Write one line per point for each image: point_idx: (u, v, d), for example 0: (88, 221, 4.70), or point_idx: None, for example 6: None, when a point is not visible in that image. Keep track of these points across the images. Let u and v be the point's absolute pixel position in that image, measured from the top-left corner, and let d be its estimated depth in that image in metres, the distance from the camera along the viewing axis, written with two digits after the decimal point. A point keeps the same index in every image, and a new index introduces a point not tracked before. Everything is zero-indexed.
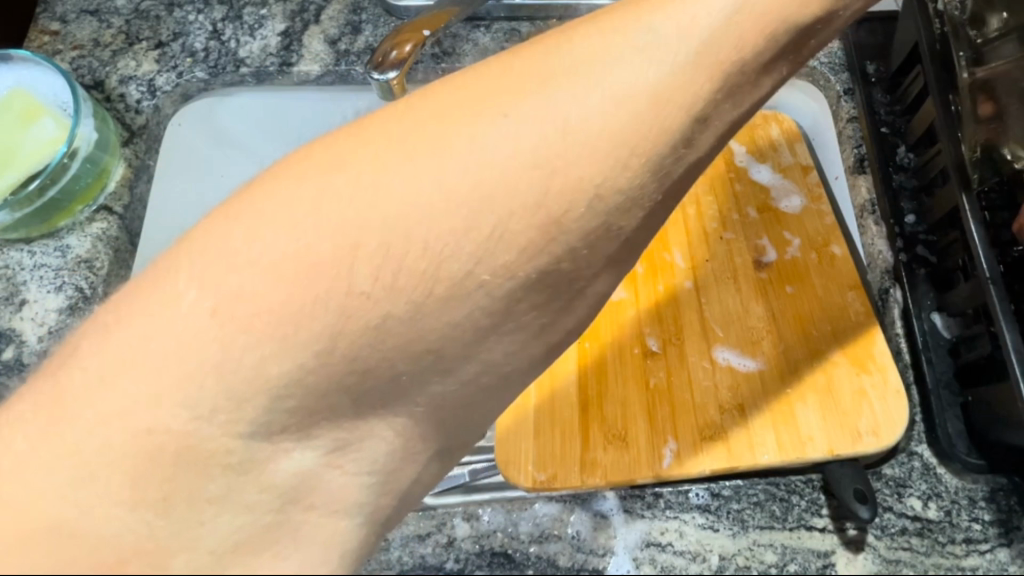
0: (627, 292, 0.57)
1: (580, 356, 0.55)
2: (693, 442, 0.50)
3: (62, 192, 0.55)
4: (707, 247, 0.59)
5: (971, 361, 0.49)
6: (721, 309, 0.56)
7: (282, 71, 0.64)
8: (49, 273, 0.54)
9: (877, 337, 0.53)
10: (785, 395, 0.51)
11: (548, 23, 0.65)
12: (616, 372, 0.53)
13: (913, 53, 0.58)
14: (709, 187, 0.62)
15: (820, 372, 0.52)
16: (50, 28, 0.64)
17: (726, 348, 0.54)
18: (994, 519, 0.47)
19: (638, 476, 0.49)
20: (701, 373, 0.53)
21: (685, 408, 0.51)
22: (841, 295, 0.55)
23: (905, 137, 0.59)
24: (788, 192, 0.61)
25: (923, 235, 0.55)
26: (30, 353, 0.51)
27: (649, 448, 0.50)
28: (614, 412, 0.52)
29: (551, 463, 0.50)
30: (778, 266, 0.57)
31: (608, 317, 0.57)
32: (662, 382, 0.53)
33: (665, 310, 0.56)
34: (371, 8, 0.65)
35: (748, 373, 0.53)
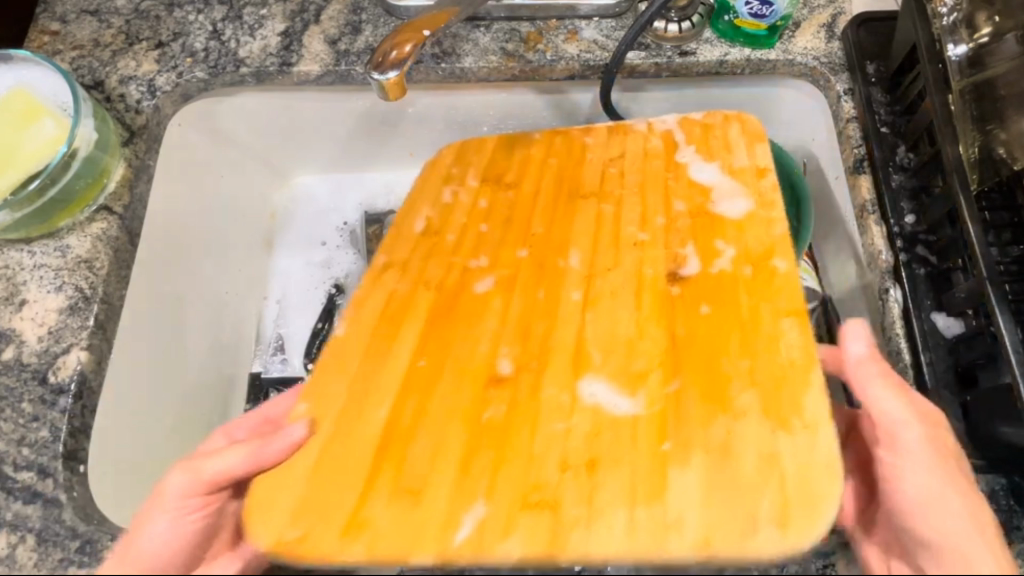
0: (497, 300, 0.51)
1: (409, 376, 0.48)
2: (506, 512, 0.41)
3: (62, 192, 0.54)
4: (631, 252, 0.52)
5: (970, 362, 0.50)
6: (603, 326, 0.48)
7: (282, 71, 0.64)
8: (49, 272, 0.55)
9: (810, 384, 0.44)
10: (654, 447, 0.42)
11: (548, 22, 0.65)
12: (445, 402, 0.46)
13: (913, 54, 0.57)
14: (637, 189, 0.56)
15: (698, 408, 0.43)
16: (49, 27, 0.65)
17: (597, 381, 0.46)
18: (994, 519, 0.47)
19: (416, 552, 0.40)
20: (554, 409, 0.45)
21: (520, 452, 0.43)
22: (775, 322, 0.47)
23: (905, 137, 0.59)
24: (735, 198, 0.54)
25: (923, 235, 0.55)
26: (29, 352, 0.52)
27: (446, 516, 0.41)
28: (419, 458, 0.44)
29: (325, 496, 0.43)
30: (695, 280, 0.50)
31: (465, 327, 0.50)
32: (493, 421, 0.45)
33: (549, 356, 0.47)
34: (372, 9, 0.66)
35: (615, 417, 0.44)
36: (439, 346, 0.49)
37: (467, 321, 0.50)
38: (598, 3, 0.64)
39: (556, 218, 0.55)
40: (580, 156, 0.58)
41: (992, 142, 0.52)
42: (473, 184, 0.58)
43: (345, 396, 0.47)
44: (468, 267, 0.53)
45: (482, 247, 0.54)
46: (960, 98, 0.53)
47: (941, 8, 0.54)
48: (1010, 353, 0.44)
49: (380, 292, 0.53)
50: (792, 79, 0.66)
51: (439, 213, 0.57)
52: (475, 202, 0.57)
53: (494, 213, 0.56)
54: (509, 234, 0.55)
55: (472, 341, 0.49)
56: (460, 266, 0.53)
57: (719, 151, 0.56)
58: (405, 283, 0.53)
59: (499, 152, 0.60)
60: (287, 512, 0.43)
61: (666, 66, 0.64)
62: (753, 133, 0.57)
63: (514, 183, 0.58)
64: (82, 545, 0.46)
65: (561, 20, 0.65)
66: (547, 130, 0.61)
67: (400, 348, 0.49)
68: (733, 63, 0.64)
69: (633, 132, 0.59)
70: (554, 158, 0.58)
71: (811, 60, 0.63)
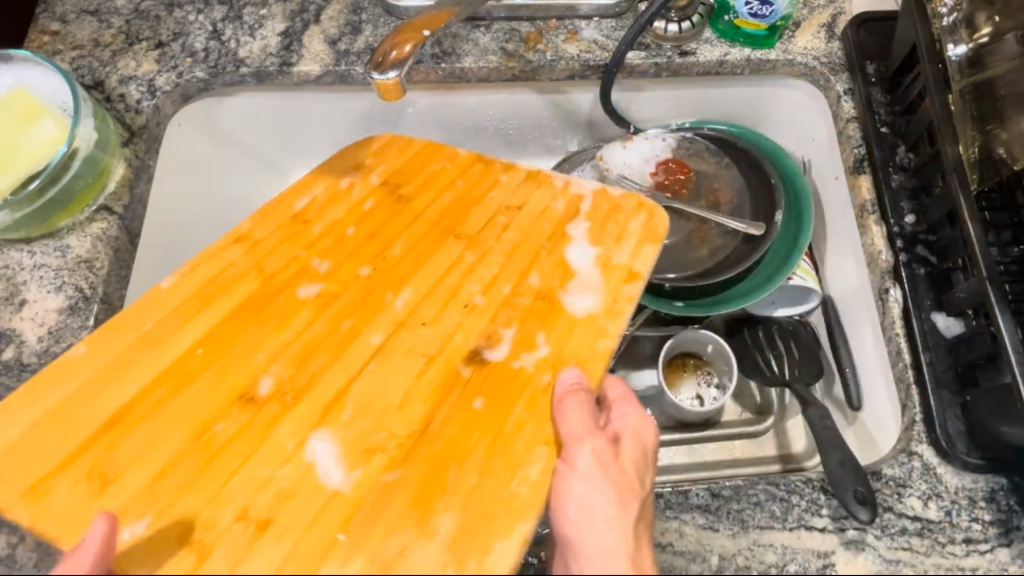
0: (305, 313, 0.47)
1: (179, 362, 0.44)
2: (123, 505, 0.39)
3: (62, 192, 0.54)
4: (449, 353, 0.45)
5: (969, 362, 0.50)
6: (398, 381, 0.44)
7: (282, 71, 0.64)
8: (49, 273, 0.55)
9: (511, 528, 0.38)
10: (330, 532, 0.38)
11: (548, 22, 0.65)
12: (181, 404, 0.43)
13: (913, 54, 0.57)
14: (507, 254, 0.50)
15: (467, 484, 0.40)
16: (50, 28, 0.65)
17: (326, 438, 0.42)
18: (995, 519, 0.47)
19: (72, 532, 0.39)
20: (270, 453, 0.41)
21: (204, 489, 0.39)
22: (527, 447, 0.41)
23: (906, 137, 0.59)
24: (584, 289, 0.48)
25: (923, 235, 0.55)
26: (29, 353, 0.52)
27: (118, 516, 0.39)
28: (131, 448, 0.41)
29: (26, 473, 0.41)
30: (494, 370, 0.45)
31: (267, 323, 0.46)
32: (221, 437, 0.42)
33: (339, 405, 0.43)
34: (371, 9, 0.66)
35: (318, 484, 0.40)
36: (218, 375, 0.44)
37: (260, 320, 0.46)
38: (598, 3, 0.64)
39: (416, 250, 0.50)
40: (485, 179, 0.54)
41: (993, 142, 0.52)
42: (373, 182, 0.54)
43: (96, 370, 0.44)
44: (307, 266, 0.49)
45: (333, 251, 0.50)
46: (959, 98, 0.53)
47: (941, 9, 0.54)
48: (1010, 353, 0.44)
49: (209, 264, 0.48)
50: (792, 79, 0.66)
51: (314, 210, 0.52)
52: (360, 203, 0.52)
53: (372, 218, 0.52)
54: (366, 246, 0.50)
55: (267, 401, 0.43)
56: (301, 264, 0.49)
57: (608, 241, 0.51)
58: (244, 262, 0.49)
59: (418, 159, 0.56)
60: (70, 484, 0.40)
61: (666, 66, 0.64)
62: (647, 232, 0.51)
63: (409, 196, 0.53)
64: None
65: (561, 20, 0.65)
66: (474, 151, 0.56)
67: (183, 331, 0.45)
68: (733, 63, 0.64)
69: (548, 184, 0.54)
70: (462, 180, 0.54)
71: (811, 60, 0.63)
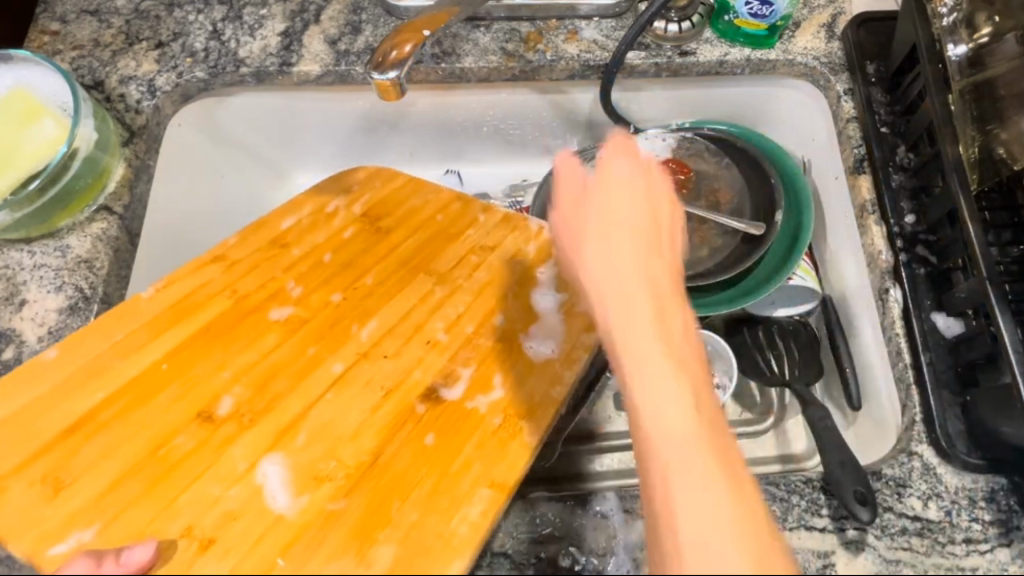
0: (272, 337, 0.47)
1: (143, 378, 0.45)
2: (65, 519, 0.40)
3: (62, 192, 0.55)
4: (410, 388, 0.46)
5: (969, 362, 0.50)
6: (354, 412, 0.44)
7: (282, 71, 0.64)
8: (49, 272, 0.55)
9: (450, 560, 0.38)
10: (272, 555, 0.38)
11: (548, 22, 0.65)
12: (144, 418, 0.43)
13: (913, 54, 0.57)
14: (472, 296, 0.51)
15: (407, 520, 0.39)
16: (50, 28, 0.65)
17: (275, 464, 0.42)
18: (995, 519, 0.47)
19: (18, 537, 0.39)
20: (221, 474, 0.41)
21: (158, 499, 0.40)
22: (472, 486, 0.41)
23: (906, 137, 0.59)
24: (543, 336, 0.49)
25: (923, 235, 0.55)
26: (29, 352, 0.52)
27: (62, 524, 0.39)
28: (87, 456, 0.42)
29: None
30: (448, 408, 0.45)
31: (233, 345, 0.47)
32: (177, 452, 0.42)
33: (296, 433, 0.43)
34: (371, 9, 0.66)
35: (265, 508, 0.40)
36: (184, 395, 0.44)
37: (226, 342, 0.47)
38: (598, 3, 0.64)
39: (387, 283, 0.51)
40: (461, 223, 0.56)
41: (993, 142, 0.52)
42: (355, 212, 0.55)
43: (68, 372, 0.44)
44: (281, 289, 0.50)
45: (305, 278, 0.51)
46: (959, 99, 0.53)
47: (941, 8, 0.54)
48: (1010, 353, 0.44)
49: (185, 281, 0.49)
50: (792, 79, 0.66)
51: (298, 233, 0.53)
52: (337, 233, 0.54)
53: (346, 248, 0.53)
54: (336, 277, 0.51)
55: (224, 425, 0.43)
56: (278, 285, 0.50)
57: (572, 289, 0.52)
58: (221, 280, 0.49)
59: (393, 197, 0.57)
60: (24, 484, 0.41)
61: (666, 66, 0.64)
62: None
63: (386, 229, 0.54)
64: None
65: (561, 20, 0.65)
66: (456, 191, 0.58)
67: (151, 346, 0.46)
68: (733, 63, 0.63)
69: (521, 228, 0.55)
70: (441, 217, 0.56)
71: (811, 60, 0.63)
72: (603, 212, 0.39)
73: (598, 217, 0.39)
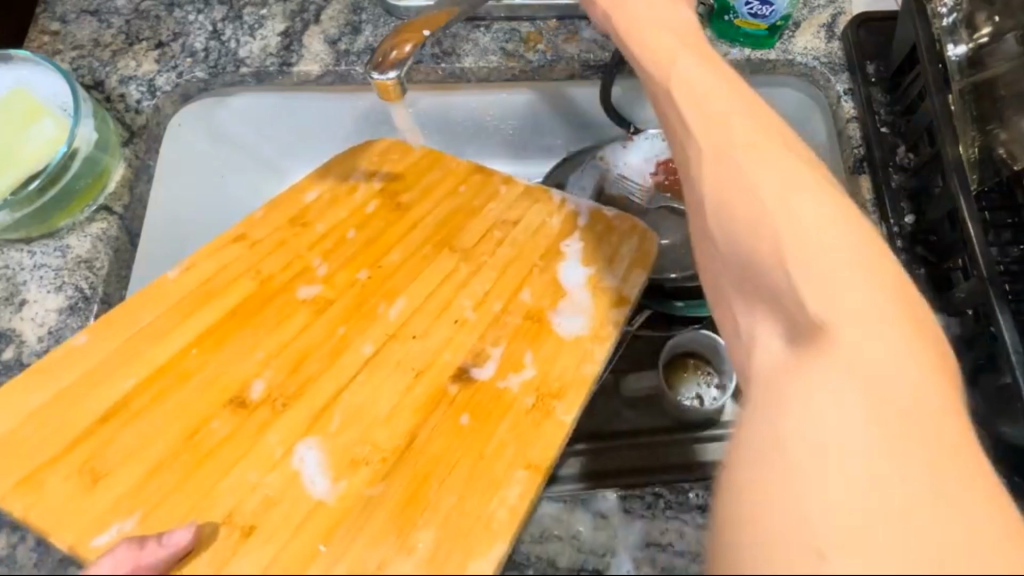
0: (300, 315, 0.47)
1: (171, 362, 0.44)
2: (105, 507, 0.39)
3: (62, 192, 0.55)
4: (438, 368, 0.45)
5: (972, 364, 0.50)
6: (388, 389, 0.44)
7: (282, 71, 0.64)
8: (49, 273, 0.55)
9: (489, 547, 0.37)
10: (312, 540, 0.38)
11: (548, 22, 0.65)
12: (178, 404, 0.43)
13: (913, 54, 0.57)
14: (499, 272, 0.50)
15: (448, 500, 0.39)
16: (50, 28, 0.65)
17: (312, 447, 0.41)
18: None
19: (59, 526, 0.39)
20: (257, 458, 0.41)
21: (197, 486, 0.40)
22: (507, 470, 0.41)
23: (905, 138, 0.59)
24: (572, 309, 0.48)
25: (923, 235, 0.55)
26: (29, 353, 0.51)
27: (104, 513, 0.39)
28: (122, 445, 0.41)
29: (16, 462, 0.41)
30: (478, 393, 0.44)
31: (263, 323, 0.46)
32: (209, 440, 0.41)
33: (330, 414, 0.43)
34: (371, 9, 0.66)
35: (303, 494, 0.39)
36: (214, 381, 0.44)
37: (255, 323, 0.46)
38: None
39: (412, 258, 0.50)
40: (480, 194, 0.54)
41: (993, 142, 0.52)
42: (375, 185, 0.55)
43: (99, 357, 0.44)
44: (308, 265, 0.49)
45: (332, 250, 0.50)
46: (959, 99, 0.53)
47: (941, 9, 0.54)
48: (1010, 353, 0.44)
49: (212, 260, 0.49)
50: (792, 79, 0.66)
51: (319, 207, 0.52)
52: (364, 204, 0.53)
53: (371, 221, 0.52)
54: (364, 249, 0.50)
55: (263, 412, 0.43)
56: (303, 264, 0.49)
57: (601, 264, 0.51)
58: (244, 261, 0.49)
59: (419, 164, 0.56)
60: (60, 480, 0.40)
61: None
62: (638, 258, 0.51)
63: (409, 201, 0.53)
64: None
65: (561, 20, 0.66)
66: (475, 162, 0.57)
67: (183, 328, 0.46)
68: (733, 64, 0.64)
69: (546, 200, 0.54)
70: (465, 186, 0.55)
71: (811, 61, 0.63)
72: (730, 120, 0.38)
73: (724, 123, 0.38)
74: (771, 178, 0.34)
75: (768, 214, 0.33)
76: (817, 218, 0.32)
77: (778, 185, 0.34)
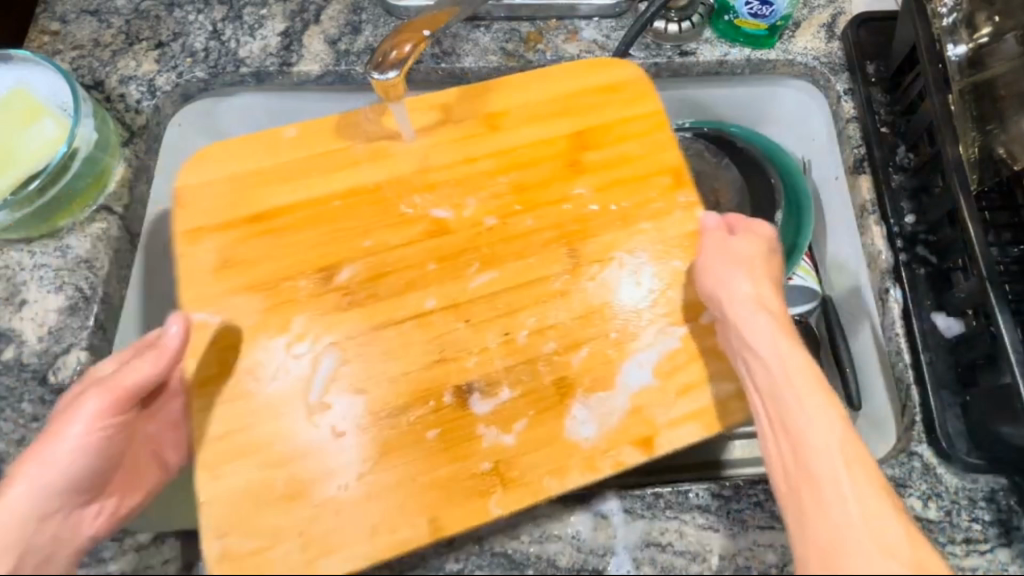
0: (422, 224, 0.49)
1: (316, 208, 0.49)
2: (199, 294, 0.47)
3: (62, 192, 0.55)
4: (444, 370, 0.46)
5: (970, 362, 0.50)
6: (398, 360, 0.46)
7: (282, 71, 0.64)
8: (49, 273, 0.55)
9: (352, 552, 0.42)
10: (254, 442, 0.44)
11: (548, 22, 0.65)
12: (295, 244, 0.48)
13: (913, 54, 0.57)
14: (578, 320, 0.47)
15: (335, 505, 0.42)
16: (50, 28, 0.65)
17: (328, 360, 0.46)
18: (995, 519, 0.47)
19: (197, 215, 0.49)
20: (268, 342, 0.46)
21: (258, 325, 0.46)
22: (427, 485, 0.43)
23: (905, 138, 0.59)
24: (591, 414, 0.45)
25: (923, 235, 0.55)
26: (29, 352, 0.52)
27: (205, 292, 0.47)
28: (258, 246, 0.48)
29: (195, 211, 0.49)
30: (463, 419, 0.45)
31: (419, 215, 0.50)
32: (295, 292, 0.47)
33: (353, 343, 0.46)
34: (371, 9, 0.65)
35: (267, 411, 0.44)
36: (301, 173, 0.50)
37: (396, 204, 0.50)
38: (599, 4, 0.64)
39: (545, 224, 0.50)
40: (648, 185, 0.51)
41: (992, 142, 0.52)
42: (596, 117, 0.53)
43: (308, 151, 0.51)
44: (522, 167, 0.51)
45: (549, 164, 0.51)
46: (959, 99, 0.53)
47: (941, 9, 0.54)
48: (1010, 353, 0.44)
49: (459, 127, 0.52)
50: (793, 79, 0.66)
51: (626, 121, 0.53)
52: (586, 129, 0.52)
53: (587, 159, 0.51)
54: (571, 179, 0.51)
55: (328, 286, 0.47)
56: (508, 162, 0.51)
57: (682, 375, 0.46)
58: (455, 129, 0.52)
59: (640, 99, 0.53)
60: (217, 182, 0.50)
61: (667, 66, 0.64)
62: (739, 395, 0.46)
63: (617, 143, 0.52)
64: None
65: (561, 20, 0.65)
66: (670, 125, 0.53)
67: (373, 176, 0.50)
68: (733, 63, 0.64)
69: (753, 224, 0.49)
70: (666, 145, 0.52)
71: (811, 60, 0.63)
72: (730, 284, 0.44)
73: (727, 291, 0.44)
74: (796, 368, 0.40)
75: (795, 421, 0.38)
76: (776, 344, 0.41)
77: (804, 385, 0.39)
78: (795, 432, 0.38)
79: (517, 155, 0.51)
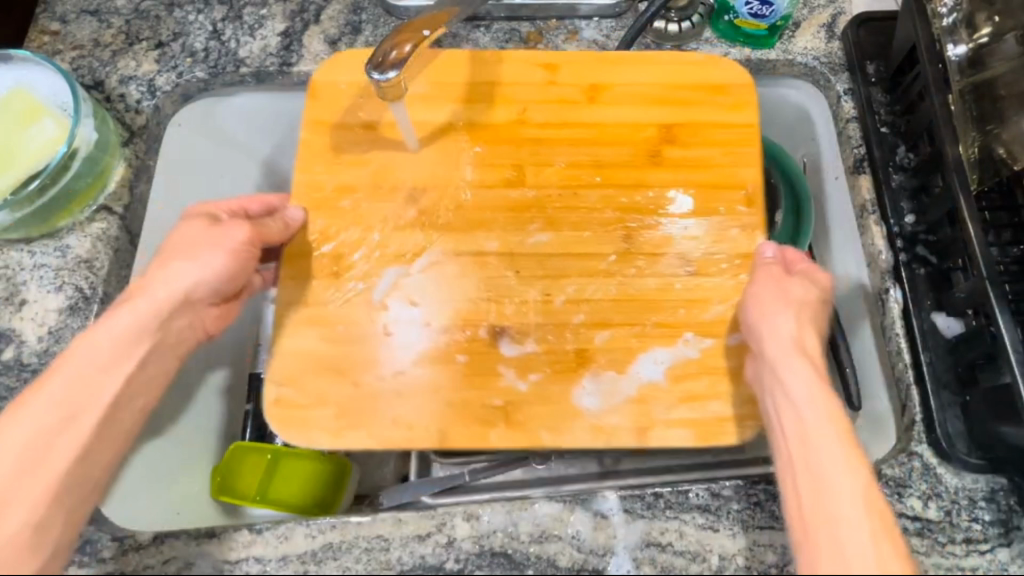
0: (529, 170, 0.54)
1: (512, 136, 0.55)
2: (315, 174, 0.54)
3: (62, 192, 0.55)
4: (488, 310, 0.51)
5: (969, 362, 0.50)
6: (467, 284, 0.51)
7: (282, 71, 0.64)
8: (49, 272, 0.55)
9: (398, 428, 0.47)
10: (354, 322, 0.50)
11: (548, 22, 0.65)
12: (403, 166, 0.55)
13: (913, 53, 0.57)
14: (612, 301, 0.51)
15: (411, 395, 0.48)
16: (50, 28, 0.65)
17: (410, 276, 0.52)
18: (995, 519, 0.47)
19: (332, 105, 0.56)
20: (370, 260, 0.52)
21: (357, 223, 0.53)
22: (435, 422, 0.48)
23: (905, 137, 0.59)
24: (599, 388, 0.49)
25: (923, 235, 0.55)
26: (29, 352, 0.52)
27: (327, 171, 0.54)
28: (370, 156, 0.55)
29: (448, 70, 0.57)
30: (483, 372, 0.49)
31: (535, 156, 0.54)
32: (375, 208, 0.53)
33: (430, 266, 0.52)
34: (371, 9, 0.65)
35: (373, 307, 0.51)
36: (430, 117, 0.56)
37: (518, 144, 0.55)
38: (598, 4, 0.64)
39: (601, 201, 0.53)
40: (717, 198, 0.53)
41: (992, 142, 0.52)
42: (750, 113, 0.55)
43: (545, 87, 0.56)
44: (596, 147, 0.54)
45: (613, 151, 0.54)
46: (959, 99, 0.53)
47: (941, 9, 0.54)
48: (1010, 352, 0.44)
49: (635, 89, 0.56)
50: (793, 79, 0.66)
51: (717, 126, 0.55)
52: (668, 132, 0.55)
53: (656, 157, 0.54)
54: (625, 171, 0.54)
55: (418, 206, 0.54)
56: (590, 137, 0.55)
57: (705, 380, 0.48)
58: (539, 87, 0.56)
59: (713, 124, 0.55)
60: (348, 87, 0.57)
61: None
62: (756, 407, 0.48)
63: (689, 157, 0.54)
64: (81, 545, 0.46)
65: (560, 21, 0.65)
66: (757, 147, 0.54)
67: (544, 124, 0.55)
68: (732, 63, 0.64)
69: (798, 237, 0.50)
70: (738, 169, 0.54)
71: (811, 60, 0.63)
72: (769, 321, 0.44)
73: (766, 326, 0.43)
74: (830, 437, 0.37)
75: (807, 462, 0.37)
76: (805, 383, 0.40)
77: (834, 441, 0.37)
78: (812, 466, 0.37)
79: (604, 130, 0.55)
